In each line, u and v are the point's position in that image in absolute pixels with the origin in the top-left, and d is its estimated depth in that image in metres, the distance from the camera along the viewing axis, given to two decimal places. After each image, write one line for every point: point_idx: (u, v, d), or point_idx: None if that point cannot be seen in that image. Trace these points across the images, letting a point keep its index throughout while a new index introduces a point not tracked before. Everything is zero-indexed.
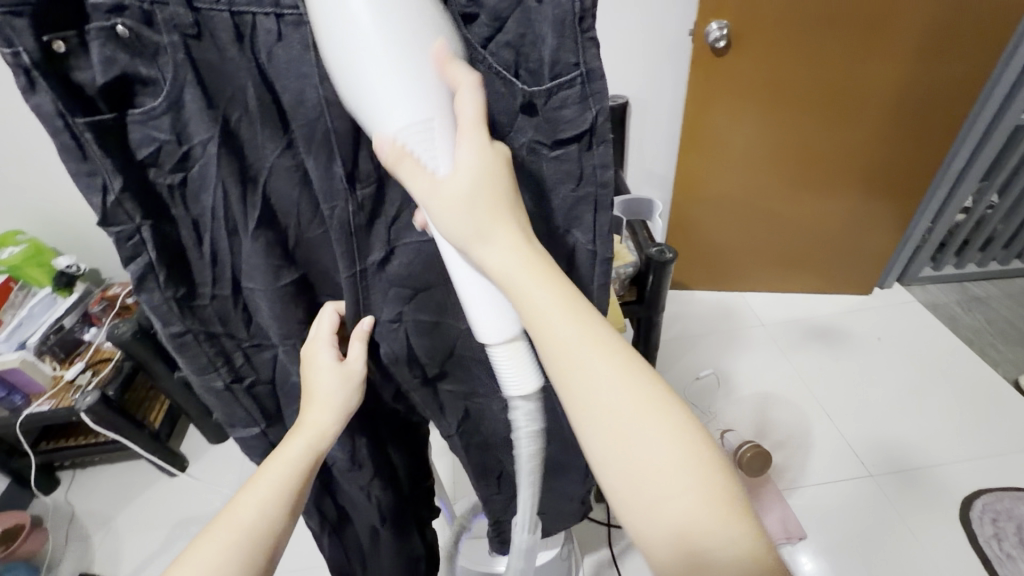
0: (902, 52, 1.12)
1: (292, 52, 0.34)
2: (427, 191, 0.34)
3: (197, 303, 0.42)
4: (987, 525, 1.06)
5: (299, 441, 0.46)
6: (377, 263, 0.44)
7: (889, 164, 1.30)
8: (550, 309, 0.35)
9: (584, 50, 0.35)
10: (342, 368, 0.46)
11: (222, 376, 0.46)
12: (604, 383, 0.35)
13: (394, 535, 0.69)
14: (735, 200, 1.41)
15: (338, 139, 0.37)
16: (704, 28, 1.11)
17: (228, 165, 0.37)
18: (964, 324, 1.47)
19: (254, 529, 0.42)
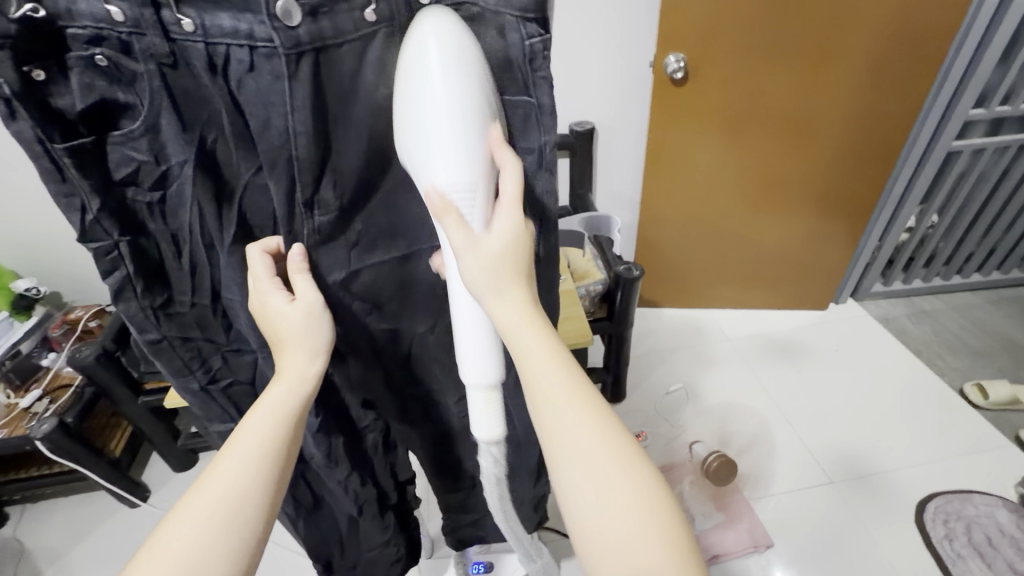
0: (846, 85, 1.21)
1: (264, 81, 0.36)
2: (464, 243, 0.38)
3: (175, 310, 0.44)
4: (940, 526, 1.11)
5: (282, 388, 0.42)
6: (341, 282, 0.46)
7: (839, 184, 1.38)
8: (519, 325, 0.39)
9: (536, 81, 0.41)
10: (296, 305, 0.42)
11: (197, 378, 0.48)
12: (568, 409, 0.38)
13: (373, 522, 0.70)
14: (697, 220, 1.47)
15: (300, 168, 0.38)
16: (663, 60, 1.19)
17: (202, 185, 0.39)
18: (914, 337, 1.55)
19: (241, 490, 0.39)
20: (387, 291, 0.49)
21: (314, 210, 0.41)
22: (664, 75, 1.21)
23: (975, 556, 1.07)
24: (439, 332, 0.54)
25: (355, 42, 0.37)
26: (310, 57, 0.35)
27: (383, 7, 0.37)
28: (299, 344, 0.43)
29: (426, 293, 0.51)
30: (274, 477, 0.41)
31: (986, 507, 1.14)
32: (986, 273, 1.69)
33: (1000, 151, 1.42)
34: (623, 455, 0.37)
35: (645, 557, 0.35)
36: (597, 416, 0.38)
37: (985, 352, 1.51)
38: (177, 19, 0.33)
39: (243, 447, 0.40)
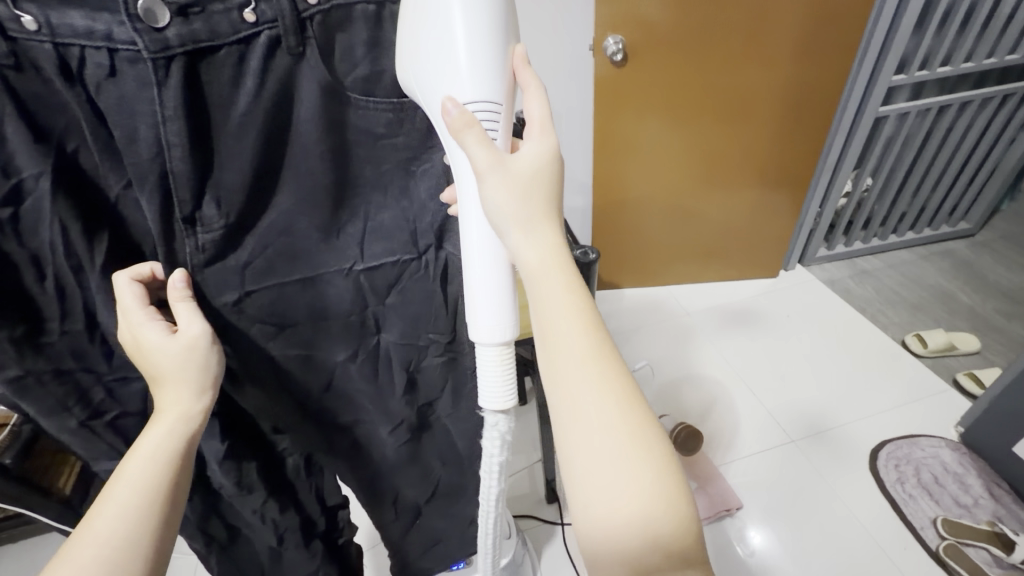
0: (774, 60, 1.25)
1: (129, 88, 0.33)
2: (492, 162, 0.38)
3: (44, 340, 0.39)
4: (892, 471, 1.18)
5: (159, 431, 0.41)
6: (232, 305, 0.43)
7: (777, 154, 1.43)
8: (557, 306, 0.38)
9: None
10: (179, 338, 0.40)
11: (77, 417, 0.43)
12: (585, 368, 0.37)
13: (300, 552, 0.65)
14: (649, 200, 1.50)
15: (176, 182, 0.36)
16: (601, 42, 1.19)
17: (66, 202, 0.36)
18: (857, 296, 1.64)
19: (116, 542, 0.38)
20: (296, 312, 0.46)
21: (196, 227, 0.38)
22: (604, 58, 1.22)
23: (926, 496, 1.15)
24: (362, 359, 0.51)
25: (234, 46, 0.35)
26: (181, 62, 0.33)
27: (264, 7, 0.35)
28: (178, 383, 0.41)
29: (342, 321, 0.48)
30: (155, 522, 0.40)
31: (932, 448, 1.22)
32: (918, 231, 1.80)
33: (922, 115, 1.50)
34: (634, 415, 0.37)
35: (654, 515, 0.35)
36: (609, 375, 0.37)
37: (921, 305, 1.61)
38: (15, 16, 0.30)
39: (119, 499, 0.39)
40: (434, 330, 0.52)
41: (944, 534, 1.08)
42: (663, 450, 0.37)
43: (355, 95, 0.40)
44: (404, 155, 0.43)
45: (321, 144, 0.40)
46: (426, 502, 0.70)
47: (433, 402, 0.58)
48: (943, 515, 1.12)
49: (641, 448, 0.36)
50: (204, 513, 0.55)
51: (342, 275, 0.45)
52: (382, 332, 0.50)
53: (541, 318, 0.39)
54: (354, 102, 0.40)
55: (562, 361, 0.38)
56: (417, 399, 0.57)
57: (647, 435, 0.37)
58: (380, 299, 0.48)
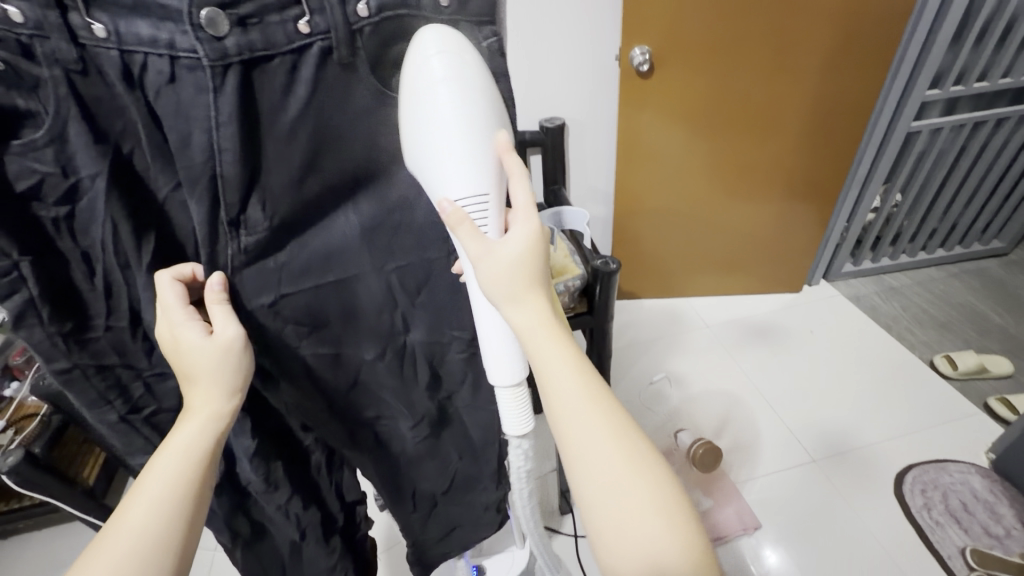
0: (804, 73, 1.23)
1: (186, 95, 0.34)
2: (480, 253, 0.39)
3: (89, 336, 0.40)
4: (918, 496, 1.14)
5: (190, 426, 0.41)
6: (268, 306, 0.43)
7: (805, 167, 1.40)
8: (557, 364, 0.40)
9: (494, 76, 0.41)
10: (213, 339, 0.40)
11: (117, 409, 0.44)
12: (581, 410, 0.39)
13: (320, 548, 0.64)
14: (671, 210, 1.49)
15: (225, 185, 0.36)
16: (628, 52, 1.19)
17: (118, 202, 0.36)
18: (884, 314, 1.60)
19: (149, 534, 0.38)
20: (328, 312, 0.46)
21: (241, 230, 0.38)
22: (630, 68, 1.22)
23: (954, 524, 1.11)
24: (388, 358, 0.52)
25: (287, 56, 0.35)
26: (237, 70, 0.34)
27: (317, 18, 0.35)
28: (212, 381, 0.41)
29: (372, 321, 0.49)
30: (184, 518, 0.40)
31: (961, 474, 1.18)
32: (949, 249, 1.75)
33: (958, 130, 1.46)
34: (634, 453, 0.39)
35: (657, 547, 0.37)
36: (608, 414, 0.40)
37: (951, 324, 1.56)
38: (87, 24, 0.31)
39: (151, 493, 0.39)
40: (457, 325, 0.52)
41: (972, 564, 1.04)
42: (665, 485, 0.38)
43: (398, 107, 0.40)
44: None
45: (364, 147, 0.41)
46: (444, 494, 0.68)
47: (453, 395, 0.58)
48: (971, 545, 1.08)
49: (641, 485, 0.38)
50: (232, 507, 0.55)
51: (374, 272, 0.46)
52: (409, 332, 0.51)
53: (542, 379, 0.40)
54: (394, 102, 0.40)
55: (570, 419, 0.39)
56: (437, 392, 0.57)
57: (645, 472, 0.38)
58: (410, 297, 0.48)
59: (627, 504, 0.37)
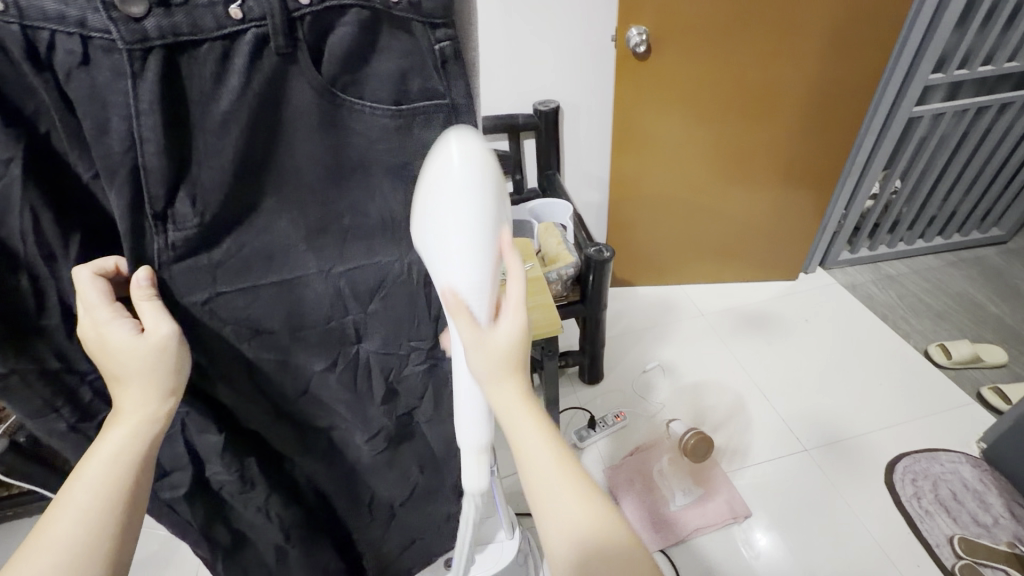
0: (802, 57, 1.20)
1: (103, 79, 0.31)
2: (474, 339, 0.40)
3: (21, 340, 0.37)
4: (908, 486, 1.15)
5: (119, 433, 0.39)
6: (203, 304, 0.40)
7: (801, 153, 1.38)
8: (532, 439, 0.41)
9: (447, 78, 0.37)
10: (145, 338, 0.37)
11: (66, 419, 0.41)
12: (551, 473, 0.41)
13: (303, 552, 0.63)
14: (665, 197, 1.46)
15: (148, 178, 0.33)
16: (625, 34, 1.15)
17: (36, 188, 0.33)
18: (880, 302, 1.59)
19: (76, 550, 0.36)
20: (274, 317, 0.43)
21: (169, 224, 0.35)
22: (626, 50, 1.18)
23: (943, 513, 1.11)
24: (341, 369, 0.49)
25: (217, 42, 0.32)
26: (160, 56, 0.30)
27: (251, 3, 0.31)
28: (144, 383, 0.39)
29: (320, 329, 0.46)
30: (113, 531, 0.38)
31: (951, 464, 1.18)
32: (947, 237, 1.73)
33: (959, 115, 1.43)
34: (609, 527, 0.40)
35: None
36: (582, 485, 0.41)
37: (947, 314, 1.55)
38: None
39: (78, 504, 0.37)
40: (416, 337, 0.48)
41: (959, 553, 1.04)
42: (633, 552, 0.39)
43: (347, 96, 0.36)
44: (392, 161, 0.39)
45: (317, 146, 0.38)
46: (401, 504, 0.66)
47: (413, 410, 0.55)
48: (960, 534, 1.08)
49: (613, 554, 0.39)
50: (208, 519, 0.53)
51: (321, 278, 0.43)
52: (361, 341, 0.48)
53: (520, 453, 0.42)
54: (343, 101, 0.36)
55: (545, 487, 0.41)
56: (397, 407, 0.54)
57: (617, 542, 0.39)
58: (362, 305, 0.45)
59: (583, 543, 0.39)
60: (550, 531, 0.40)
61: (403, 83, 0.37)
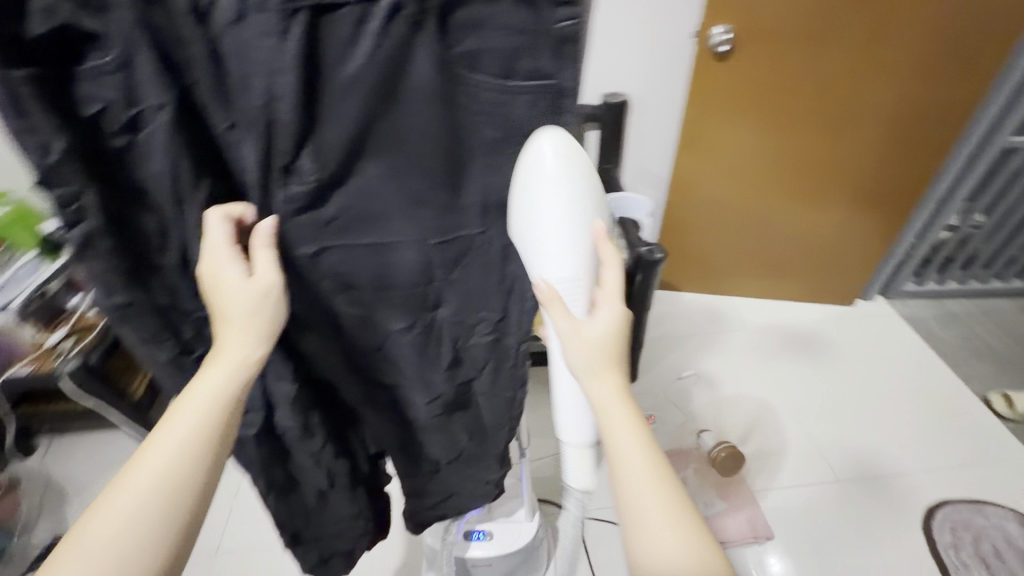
0: (895, 75, 1.14)
1: (252, 38, 0.31)
2: (568, 324, 0.45)
3: (147, 270, 0.38)
4: (946, 533, 1.09)
5: (216, 372, 0.40)
6: (309, 257, 0.42)
7: (882, 173, 1.31)
8: (617, 416, 0.45)
9: (562, 60, 0.36)
10: (254, 282, 0.39)
11: (168, 349, 0.42)
12: (630, 446, 0.44)
13: (344, 497, 0.66)
14: (725, 204, 1.42)
15: (280, 134, 0.34)
16: (706, 31, 1.12)
17: (180, 136, 0.34)
18: (941, 340, 1.50)
19: (173, 475, 0.39)
20: (361, 275, 0.45)
21: (292, 177, 0.36)
22: (707, 48, 1.14)
23: (981, 567, 1.06)
24: (416, 332, 0.50)
25: (356, 6, 0.32)
26: (308, 16, 0.31)
27: None
28: (242, 326, 0.40)
29: (405, 292, 0.47)
30: (204, 464, 0.40)
31: (996, 518, 1.12)
32: None
33: None
34: (674, 501, 0.43)
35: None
36: (653, 458, 0.44)
37: (1014, 361, 1.46)
38: None
39: (177, 436, 0.40)
40: (486, 308, 0.49)
41: None
42: (695, 531, 0.42)
43: (463, 72, 0.36)
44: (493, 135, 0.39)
45: (428, 125, 0.37)
46: (447, 463, 0.67)
47: (473, 379, 0.56)
48: None
49: (676, 528, 0.42)
50: (267, 459, 0.56)
51: (413, 247, 0.44)
52: (439, 307, 0.49)
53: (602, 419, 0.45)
54: (462, 80, 0.36)
55: (621, 454, 0.44)
56: (457, 374, 0.55)
57: (682, 520, 0.42)
58: (445, 272, 0.46)
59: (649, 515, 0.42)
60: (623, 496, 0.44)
61: (511, 63, 0.36)
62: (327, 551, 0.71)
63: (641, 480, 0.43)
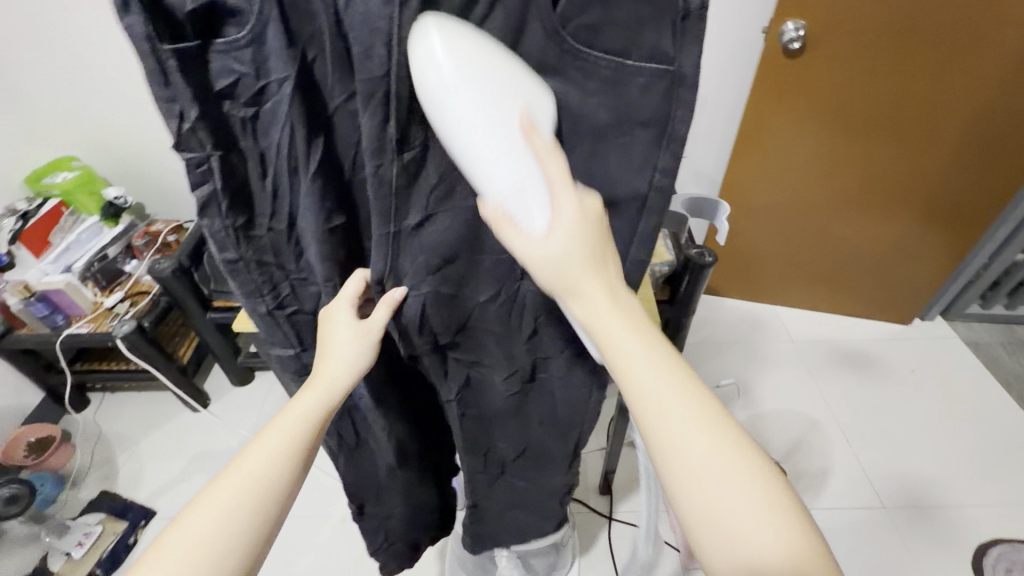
0: (983, 82, 1.05)
1: (371, 4, 0.30)
2: (524, 246, 0.35)
3: (254, 232, 0.41)
4: (1000, 575, 1.02)
5: (312, 395, 0.45)
6: (413, 229, 0.40)
7: (962, 187, 1.22)
8: (636, 355, 0.35)
9: (681, 42, 0.32)
10: (360, 325, 0.45)
11: (266, 302, 0.45)
12: (660, 388, 0.34)
13: (408, 475, 0.69)
14: (783, 210, 1.36)
15: (397, 102, 0.33)
16: (778, 26, 1.06)
17: (301, 106, 0.35)
18: (1007, 369, 1.40)
19: (262, 488, 0.41)
20: (460, 246, 0.42)
21: (405, 147, 0.35)
22: (777, 45, 1.09)
23: None
24: (501, 301, 0.47)
25: None
26: None
27: None
28: (341, 358, 0.45)
29: (496, 258, 0.44)
30: (289, 481, 0.42)
31: None
32: None
33: None
34: (729, 441, 0.34)
35: (761, 545, 0.32)
36: (694, 398, 0.35)
37: None
38: None
39: (270, 447, 0.42)
40: None
41: None
42: (764, 478, 0.34)
43: (582, 46, 0.33)
44: (604, 120, 0.36)
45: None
46: (513, 461, 0.67)
47: (550, 356, 0.53)
48: None
49: (734, 478, 0.33)
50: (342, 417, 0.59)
51: None
52: (525, 277, 0.46)
53: (616, 365, 0.35)
54: (581, 56, 0.33)
55: (653, 407, 0.34)
56: (537, 349, 0.52)
57: (742, 464, 0.34)
58: None
59: (700, 473, 0.33)
60: (661, 453, 0.35)
61: (633, 38, 0.32)
62: (387, 526, 0.75)
63: (694, 444, 0.34)
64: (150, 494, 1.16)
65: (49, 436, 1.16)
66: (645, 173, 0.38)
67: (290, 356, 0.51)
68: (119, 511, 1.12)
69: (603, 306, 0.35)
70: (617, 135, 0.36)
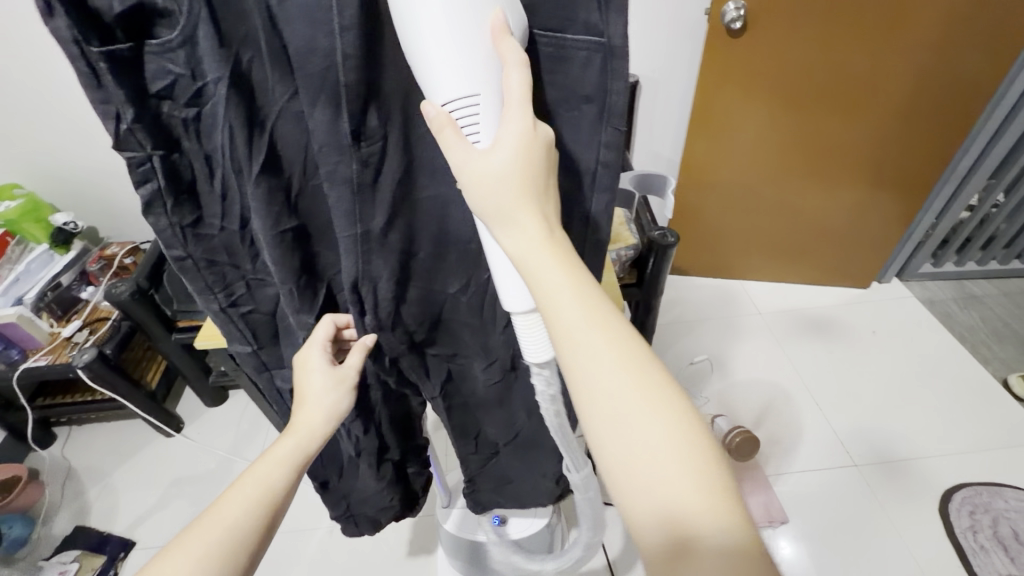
0: (915, 46, 1.10)
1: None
2: (462, 161, 0.33)
3: (204, 230, 0.41)
4: (965, 517, 1.08)
5: (290, 442, 0.49)
6: (376, 231, 0.40)
7: (906, 152, 1.27)
8: (561, 293, 0.33)
9: (608, 14, 0.33)
10: (336, 372, 0.50)
11: (218, 300, 0.45)
12: (579, 320, 0.33)
13: (370, 471, 0.68)
14: (742, 186, 1.39)
15: (347, 94, 0.32)
16: (720, 7, 1.08)
17: (239, 107, 0.34)
18: (960, 323, 1.47)
19: (235, 527, 0.43)
20: (422, 244, 0.44)
21: (361, 141, 0.35)
22: (720, 27, 1.11)
23: (999, 550, 1.05)
24: (470, 295, 0.49)
25: None
26: None
27: None
28: (320, 405, 0.50)
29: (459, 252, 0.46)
30: (262, 520, 0.44)
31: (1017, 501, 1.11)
32: None
33: None
34: (646, 384, 0.32)
35: (675, 496, 0.30)
36: (620, 334, 0.33)
37: None
38: None
39: (244, 492, 0.45)
40: None
41: None
42: (689, 428, 0.32)
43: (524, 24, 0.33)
44: (551, 100, 0.37)
45: None
46: (504, 445, 0.68)
47: None
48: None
49: (661, 425, 0.31)
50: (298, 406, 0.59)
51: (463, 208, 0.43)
52: None
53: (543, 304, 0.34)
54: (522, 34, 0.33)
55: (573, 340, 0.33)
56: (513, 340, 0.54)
57: (663, 410, 0.32)
58: None
59: (616, 407, 0.32)
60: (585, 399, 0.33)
61: (569, 14, 0.33)
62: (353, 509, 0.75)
63: (616, 387, 0.32)
64: (128, 525, 1.13)
65: (15, 477, 1.12)
66: (593, 150, 0.39)
67: (248, 350, 0.51)
68: (97, 546, 1.09)
69: (538, 240, 0.33)
70: (566, 111, 0.37)
